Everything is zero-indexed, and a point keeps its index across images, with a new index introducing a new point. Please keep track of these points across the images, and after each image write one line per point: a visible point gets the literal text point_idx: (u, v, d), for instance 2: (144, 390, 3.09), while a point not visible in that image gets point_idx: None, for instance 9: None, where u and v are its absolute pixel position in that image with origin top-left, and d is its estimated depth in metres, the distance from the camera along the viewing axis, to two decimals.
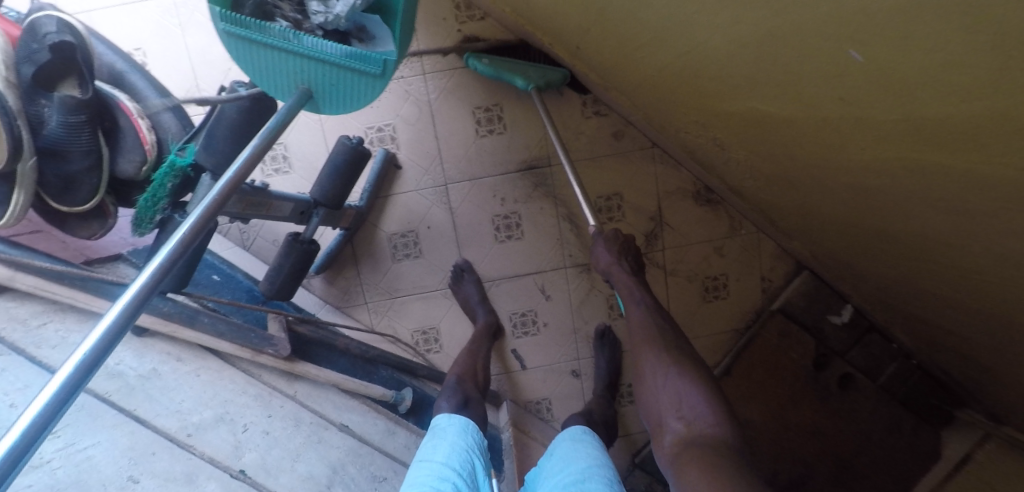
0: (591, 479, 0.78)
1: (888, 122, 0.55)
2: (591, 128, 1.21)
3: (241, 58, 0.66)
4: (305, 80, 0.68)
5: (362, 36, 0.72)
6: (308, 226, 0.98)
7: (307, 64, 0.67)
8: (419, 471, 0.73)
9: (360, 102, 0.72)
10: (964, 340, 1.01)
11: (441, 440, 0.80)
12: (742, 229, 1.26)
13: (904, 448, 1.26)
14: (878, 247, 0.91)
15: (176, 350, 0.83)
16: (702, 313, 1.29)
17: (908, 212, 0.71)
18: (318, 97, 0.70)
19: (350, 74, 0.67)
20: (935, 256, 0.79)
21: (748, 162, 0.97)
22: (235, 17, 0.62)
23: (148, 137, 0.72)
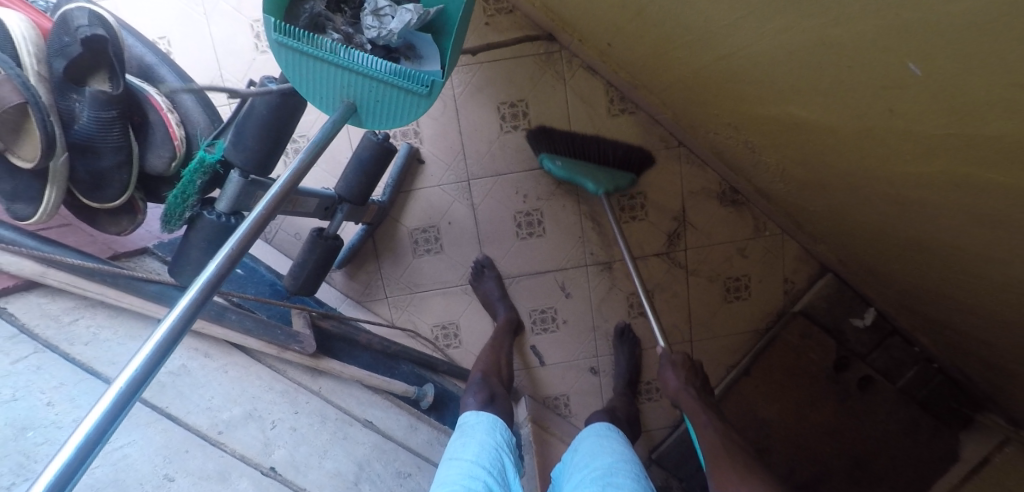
0: (618, 473, 0.78)
1: (940, 138, 0.53)
2: (617, 126, 1.17)
3: (292, 71, 0.70)
4: (350, 94, 0.71)
5: (409, 54, 0.82)
6: (331, 222, 0.97)
7: (354, 80, 0.70)
8: (450, 468, 0.74)
9: (402, 120, 0.74)
10: (990, 348, 1.00)
11: (470, 437, 0.80)
12: (766, 230, 1.25)
13: (926, 450, 1.25)
14: (911, 255, 0.90)
15: (204, 346, 0.83)
16: (723, 313, 1.28)
17: (950, 225, 0.70)
18: (361, 112, 0.73)
19: (395, 92, 0.70)
20: (971, 268, 0.78)
21: (779, 166, 0.96)
22: (292, 31, 0.67)
23: (177, 131, 0.71)
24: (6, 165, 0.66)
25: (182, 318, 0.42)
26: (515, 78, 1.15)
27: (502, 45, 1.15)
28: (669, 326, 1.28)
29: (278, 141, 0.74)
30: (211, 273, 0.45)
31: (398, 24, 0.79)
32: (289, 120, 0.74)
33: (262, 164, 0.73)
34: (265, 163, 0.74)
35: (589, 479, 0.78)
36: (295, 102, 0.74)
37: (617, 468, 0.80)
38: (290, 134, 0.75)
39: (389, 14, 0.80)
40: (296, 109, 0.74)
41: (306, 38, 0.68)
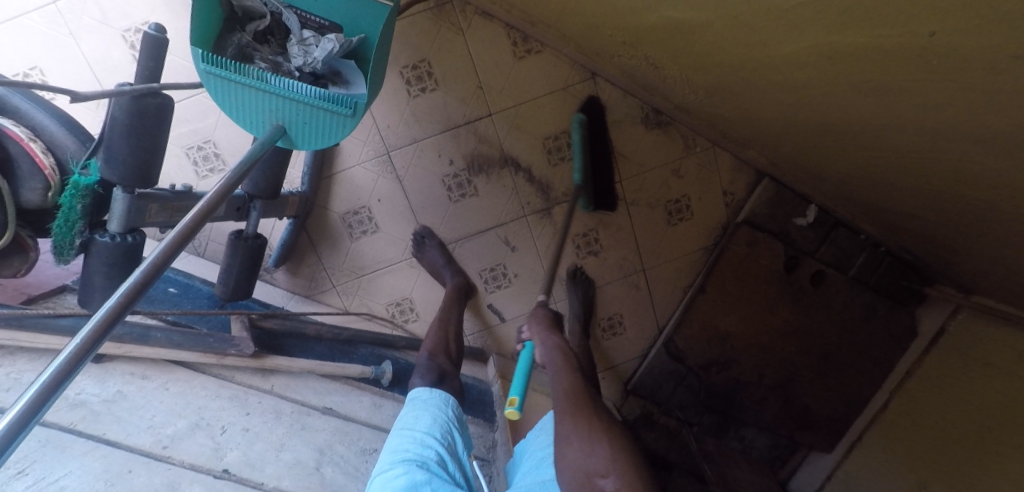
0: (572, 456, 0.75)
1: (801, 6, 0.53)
2: (526, 68, 1.14)
3: (220, 96, 0.72)
4: (280, 117, 0.74)
5: (336, 79, 0.80)
6: (249, 222, 0.96)
7: (281, 102, 0.73)
8: (400, 437, 0.66)
9: (332, 141, 0.77)
10: (924, 219, 1.02)
11: (424, 412, 0.72)
12: (697, 146, 1.24)
13: (883, 330, 1.31)
14: (826, 142, 0.89)
15: (140, 368, 0.83)
16: (670, 237, 1.29)
17: (841, 100, 0.70)
18: (291, 133, 0.75)
19: (322, 113, 0.73)
20: (878, 142, 0.78)
21: (685, 77, 0.94)
22: (216, 59, 0.70)
23: (45, 160, 0.70)
24: None
25: (86, 341, 0.34)
26: (414, 39, 1.10)
27: None
28: (620, 260, 1.29)
29: (152, 149, 0.71)
30: (126, 288, 0.37)
31: (322, 53, 0.77)
32: (157, 124, 0.71)
33: (140, 176, 0.72)
34: (145, 174, 0.72)
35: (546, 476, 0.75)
36: (154, 103, 0.70)
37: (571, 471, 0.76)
38: (162, 138, 0.72)
39: (314, 43, 0.78)
40: (160, 110, 0.71)
41: (232, 65, 0.70)
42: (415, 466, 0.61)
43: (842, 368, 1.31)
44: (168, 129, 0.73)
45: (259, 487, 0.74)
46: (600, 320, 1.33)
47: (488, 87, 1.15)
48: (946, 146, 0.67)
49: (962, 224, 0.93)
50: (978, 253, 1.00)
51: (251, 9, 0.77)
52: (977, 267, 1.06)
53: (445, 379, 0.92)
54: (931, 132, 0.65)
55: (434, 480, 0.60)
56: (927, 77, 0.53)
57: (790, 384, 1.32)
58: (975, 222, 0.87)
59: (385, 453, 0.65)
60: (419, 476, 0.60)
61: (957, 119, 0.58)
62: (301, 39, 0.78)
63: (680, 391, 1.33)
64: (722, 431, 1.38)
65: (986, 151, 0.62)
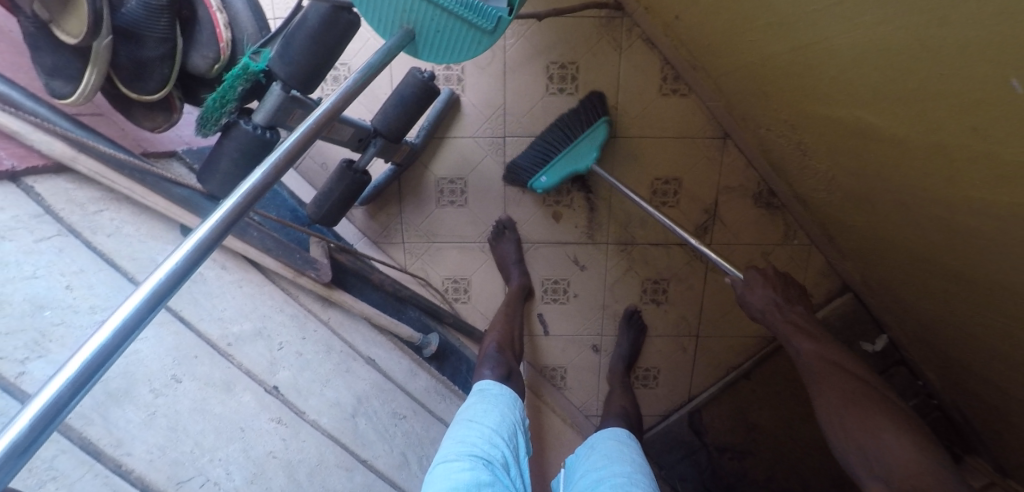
0: (637, 483, 0.71)
1: (1010, 167, 0.51)
2: (666, 106, 1.12)
3: None
4: (412, 20, 0.72)
5: None
6: (363, 155, 0.95)
7: (417, 5, 0.70)
8: (468, 428, 0.71)
9: (459, 55, 0.75)
10: (1005, 398, 0.98)
11: (493, 406, 0.76)
12: (796, 239, 1.21)
13: None
14: (953, 292, 0.86)
15: (222, 257, 0.81)
16: (735, 314, 1.27)
17: (993, 259, 0.67)
18: (419, 39, 0.74)
19: (459, 22, 0.71)
20: (1006, 311, 0.75)
21: (829, 174, 0.92)
22: None
23: (224, 34, 0.69)
24: (45, 36, 0.62)
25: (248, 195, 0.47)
26: (571, 39, 1.09)
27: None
28: (679, 319, 1.27)
29: (326, 59, 0.71)
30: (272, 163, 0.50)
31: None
32: (340, 39, 0.71)
33: (305, 81, 0.71)
34: (308, 81, 0.72)
35: (608, 486, 0.70)
36: (347, 19, 0.71)
37: (631, 480, 0.71)
38: (338, 54, 0.72)
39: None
40: (348, 28, 0.71)
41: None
42: (479, 465, 0.64)
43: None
44: (346, 48, 0.73)
45: (300, 416, 0.75)
46: (638, 367, 1.32)
47: (623, 110, 1.13)
48: None
49: None
50: None
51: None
52: None
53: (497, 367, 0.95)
54: None
55: (496, 484, 0.64)
56: None
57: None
58: None
59: (453, 442, 0.68)
60: (484, 475, 0.63)
61: None
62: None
63: (683, 464, 1.35)
64: None
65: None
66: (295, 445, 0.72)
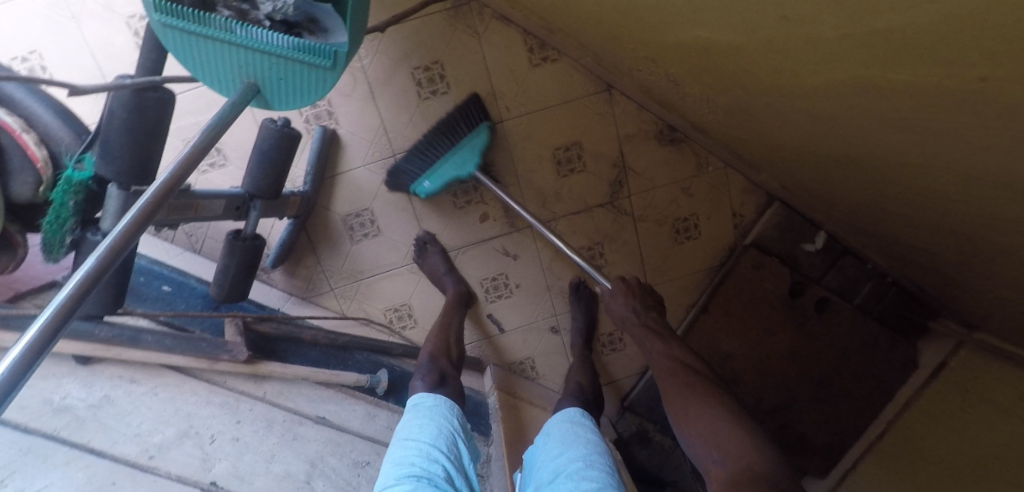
0: (593, 466, 0.70)
1: (838, 38, 0.49)
2: (541, 77, 1.11)
3: (181, 52, 0.66)
4: (252, 74, 0.68)
5: (312, 28, 0.76)
6: (247, 222, 0.93)
7: (253, 57, 0.67)
8: (404, 448, 0.72)
9: (312, 97, 0.72)
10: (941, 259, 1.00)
11: (427, 421, 0.77)
12: (710, 166, 1.21)
13: (881, 360, 1.34)
14: (855, 176, 0.87)
15: (129, 371, 0.80)
16: (675, 255, 1.27)
17: (867, 133, 0.67)
18: (266, 92, 0.70)
19: (301, 67, 0.68)
20: (902, 179, 0.76)
21: (705, 96, 0.92)
22: (170, 8, 0.63)
23: (37, 152, 0.66)
24: None
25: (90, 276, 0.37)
26: (426, 40, 1.07)
27: (407, 2, 1.05)
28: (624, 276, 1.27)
29: (152, 143, 0.69)
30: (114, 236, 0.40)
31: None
32: (158, 120, 0.69)
33: (137, 173, 0.69)
34: (142, 172, 0.69)
35: (564, 476, 0.68)
36: (154, 96, 0.67)
37: (586, 462, 0.70)
38: (162, 134, 0.69)
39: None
40: (160, 105, 0.68)
41: (187, 14, 0.64)
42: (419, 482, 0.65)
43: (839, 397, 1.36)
44: (169, 127, 0.70)
45: None
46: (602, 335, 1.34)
47: (500, 93, 1.11)
48: (976, 194, 0.65)
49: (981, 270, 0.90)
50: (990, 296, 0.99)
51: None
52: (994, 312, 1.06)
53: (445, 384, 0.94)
54: (953, 175, 0.64)
55: None
56: (962, 128, 0.51)
57: (791, 407, 1.36)
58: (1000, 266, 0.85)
59: (390, 466, 0.70)
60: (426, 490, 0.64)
61: (984, 169, 0.57)
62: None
63: None
64: None
65: (1001, 209, 0.63)
66: None
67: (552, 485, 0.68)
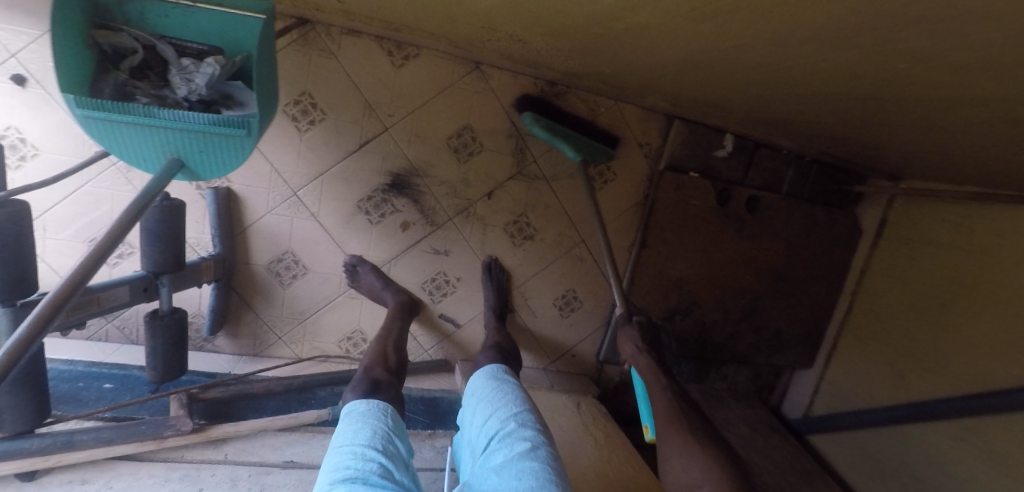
0: (520, 427, 0.86)
1: None
2: (408, 75, 1.11)
3: (108, 136, 0.79)
4: (175, 148, 0.81)
5: (228, 103, 0.87)
6: (162, 299, 0.93)
7: (173, 134, 0.80)
8: (340, 455, 0.76)
9: (231, 161, 0.86)
10: (834, 120, 1.02)
11: (361, 425, 0.82)
12: (601, 107, 1.23)
13: (825, 237, 1.38)
14: (710, 68, 0.89)
15: (80, 473, 0.82)
16: (600, 203, 1.29)
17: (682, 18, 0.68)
18: (189, 161, 0.84)
19: (217, 138, 0.81)
20: (742, 53, 0.78)
21: (549, 45, 0.95)
22: (93, 102, 0.76)
23: None
24: None
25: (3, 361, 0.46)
26: (287, 74, 1.06)
27: None
28: (557, 237, 1.29)
29: (18, 257, 0.69)
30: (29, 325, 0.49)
31: (204, 77, 0.85)
32: (17, 234, 0.68)
33: (15, 290, 0.69)
34: (19, 287, 0.70)
35: (498, 437, 0.84)
36: (4, 213, 0.67)
37: (515, 425, 0.86)
38: (25, 246, 0.69)
39: (195, 69, 0.86)
40: (15, 218, 0.68)
41: (114, 107, 0.76)
42: (355, 482, 0.71)
43: (800, 286, 1.39)
44: (32, 236, 0.71)
45: None
46: (559, 298, 1.34)
47: (377, 103, 1.11)
48: (793, 40, 0.66)
49: (864, 113, 0.93)
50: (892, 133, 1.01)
51: (119, 46, 0.84)
52: (897, 150, 1.10)
53: (381, 388, 0.95)
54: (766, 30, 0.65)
55: None
56: None
57: (756, 309, 1.39)
58: (879, 106, 0.86)
59: (328, 472, 0.74)
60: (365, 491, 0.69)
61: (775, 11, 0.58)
62: (182, 67, 0.85)
63: (652, 347, 1.38)
64: (703, 376, 1.46)
65: (832, 45, 0.65)
66: None
67: (486, 447, 0.85)
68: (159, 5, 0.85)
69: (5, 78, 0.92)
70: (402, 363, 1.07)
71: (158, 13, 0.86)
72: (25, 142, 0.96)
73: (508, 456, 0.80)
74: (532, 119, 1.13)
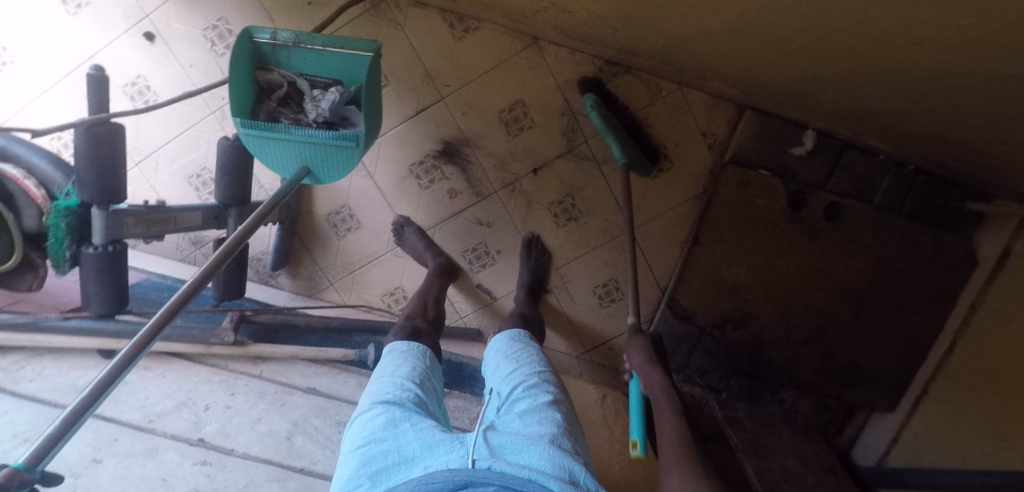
0: (541, 384, 0.88)
1: None
2: (467, 47, 1.15)
3: (256, 149, 0.93)
4: (304, 158, 0.94)
5: (345, 123, 0.99)
6: (229, 229, 1.08)
7: (304, 147, 0.92)
8: (382, 382, 0.88)
9: (347, 167, 0.97)
10: (929, 109, 0.87)
11: (402, 361, 0.94)
12: (663, 91, 1.17)
13: (925, 262, 1.18)
14: (767, 32, 0.80)
15: (144, 360, 0.97)
16: (653, 192, 1.22)
17: None
18: (314, 169, 0.96)
19: (337, 149, 0.92)
20: (794, 9, 0.69)
21: (599, 10, 0.93)
22: (249, 121, 0.90)
23: (37, 192, 0.87)
24: None
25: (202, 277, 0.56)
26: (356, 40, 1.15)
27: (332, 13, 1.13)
28: (602, 224, 1.25)
29: (112, 167, 0.86)
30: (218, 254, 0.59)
31: (328, 102, 0.97)
32: (113, 148, 0.85)
33: (107, 193, 0.86)
34: (111, 192, 0.86)
35: (523, 388, 0.87)
36: (104, 129, 0.83)
37: (541, 381, 0.89)
38: (118, 158, 0.86)
39: (322, 97, 0.98)
40: (112, 135, 0.84)
41: (264, 125, 0.90)
42: (390, 406, 0.82)
43: (886, 313, 1.20)
44: (124, 151, 0.87)
45: (230, 452, 0.84)
46: (599, 287, 1.30)
47: (435, 72, 1.17)
48: None
49: (968, 96, 0.78)
50: (1008, 131, 0.84)
51: (270, 82, 0.98)
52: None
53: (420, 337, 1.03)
54: None
55: (412, 416, 0.81)
56: None
57: (827, 333, 1.22)
58: (978, 85, 0.72)
59: (369, 396, 0.86)
60: (398, 413, 0.81)
61: None
62: (313, 97, 0.98)
63: (696, 354, 1.27)
64: (756, 396, 1.31)
65: None
66: (220, 476, 0.79)
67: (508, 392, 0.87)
68: (300, 49, 0.98)
69: (139, 35, 1.13)
70: (440, 319, 1.14)
71: (297, 57, 0.99)
72: (149, 89, 1.16)
73: (533, 405, 0.82)
74: (593, 103, 1.09)
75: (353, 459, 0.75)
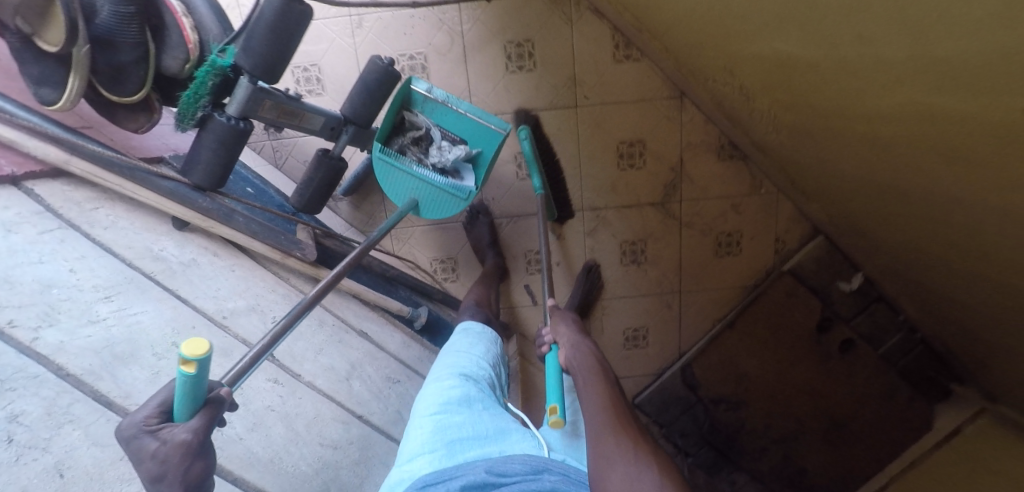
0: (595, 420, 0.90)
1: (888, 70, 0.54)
2: (621, 72, 1.17)
3: (380, 173, 1.03)
4: (417, 194, 1.05)
5: (457, 176, 1.10)
6: (337, 144, 1.03)
7: (422, 185, 1.04)
8: (459, 357, 0.90)
9: (448, 212, 1.08)
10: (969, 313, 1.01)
11: (477, 343, 0.97)
12: (763, 189, 1.26)
13: (893, 417, 1.35)
14: (896, 211, 0.90)
15: (214, 246, 0.92)
16: (712, 268, 1.32)
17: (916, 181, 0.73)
18: (421, 206, 1.06)
19: (449, 195, 1.04)
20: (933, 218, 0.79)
21: (772, 113, 0.97)
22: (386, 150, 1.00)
23: (192, 36, 0.77)
24: (30, 48, 0.69)
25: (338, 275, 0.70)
26: (526, 15, 1.13)
27: None
28: (659, 277, 1.33)
29: (284, 48, 0.79)
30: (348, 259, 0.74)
31: (452, 156, 1.07)
32: (294, 30, 0.78)
33: (267, 70, 0.79)
34: (271, 70, 0.79)
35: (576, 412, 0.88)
36: (299, 9, 0.77)
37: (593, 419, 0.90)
38: (293, 41, 0.79)
39: (448, 149, 1.08)
40: (301, 17, 0.78)
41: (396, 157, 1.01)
42: (467, 383, 0.83)
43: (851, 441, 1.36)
44: (300, 36, 0.80)
45: (297, 377, 0.80)
46: (627, 330, 1.38)
47: (581, 80, 1.18)
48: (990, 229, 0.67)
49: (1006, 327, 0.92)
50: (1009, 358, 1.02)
51: (410, 122, 1.07)
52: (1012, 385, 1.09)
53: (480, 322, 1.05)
54: (957, 208, 0.70)
55: (484, 399, 0.81)
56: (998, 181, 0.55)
57: (796, 440, 1.37)
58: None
59: (445, 366, 0.88)
60: (473, 391, 0.82)
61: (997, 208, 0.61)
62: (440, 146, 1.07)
63: (683, 417, 1.40)
64: (715, 469, 1.43)
65: None
66: (292, 400, 0.76)
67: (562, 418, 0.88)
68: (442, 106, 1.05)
69: None
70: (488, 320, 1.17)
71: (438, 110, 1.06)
72: None
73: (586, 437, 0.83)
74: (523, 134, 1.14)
75: (425, 424, 0.74)
